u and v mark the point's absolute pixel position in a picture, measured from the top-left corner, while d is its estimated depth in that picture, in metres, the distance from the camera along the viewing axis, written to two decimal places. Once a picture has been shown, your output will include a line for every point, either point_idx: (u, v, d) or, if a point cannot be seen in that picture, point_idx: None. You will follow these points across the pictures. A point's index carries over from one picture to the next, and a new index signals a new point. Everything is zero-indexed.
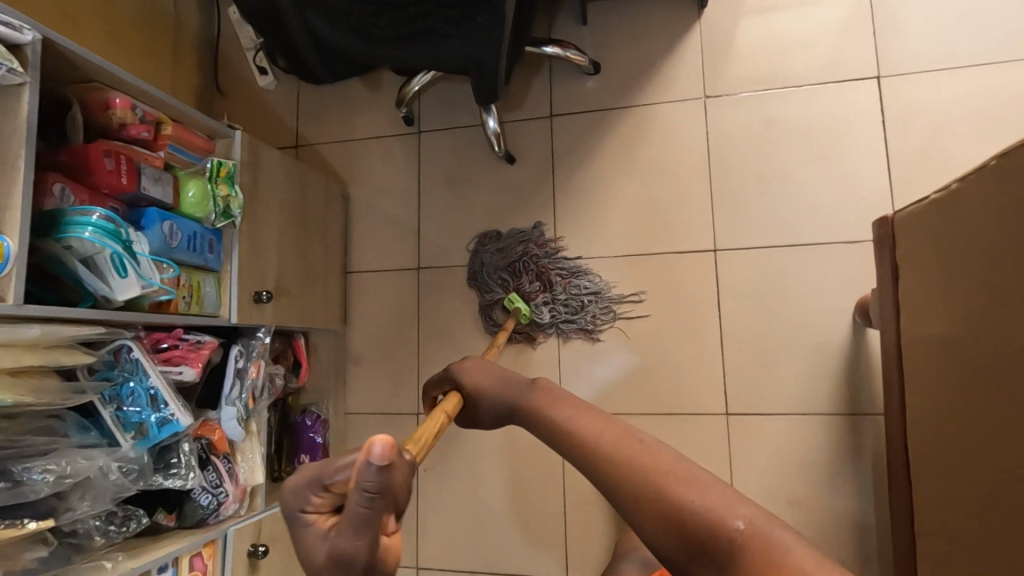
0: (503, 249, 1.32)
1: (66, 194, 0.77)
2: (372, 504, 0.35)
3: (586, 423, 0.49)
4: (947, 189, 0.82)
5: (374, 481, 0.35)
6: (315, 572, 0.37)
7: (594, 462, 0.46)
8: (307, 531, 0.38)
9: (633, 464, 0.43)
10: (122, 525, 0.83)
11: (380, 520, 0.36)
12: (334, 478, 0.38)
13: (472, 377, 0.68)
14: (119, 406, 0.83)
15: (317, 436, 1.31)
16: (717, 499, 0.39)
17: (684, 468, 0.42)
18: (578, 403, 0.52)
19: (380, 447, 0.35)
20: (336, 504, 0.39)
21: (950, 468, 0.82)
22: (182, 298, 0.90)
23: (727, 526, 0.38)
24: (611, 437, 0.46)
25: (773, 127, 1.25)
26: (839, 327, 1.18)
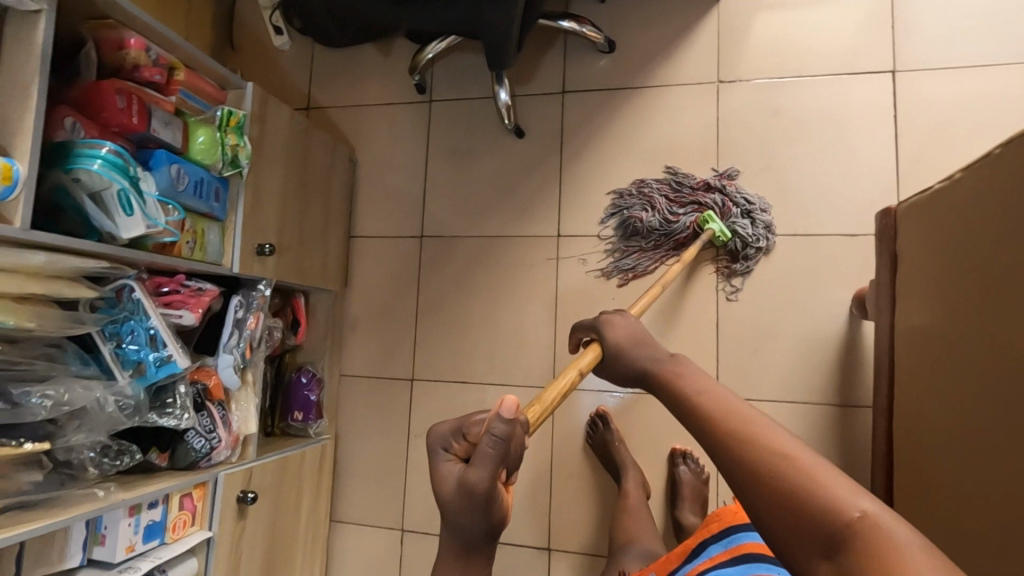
0: (620, 201, 1.29)
1: (77, 128, 0.78)
2: (498, 445, 0.54)
3: (718, 404, 0.55)
4: (952, 179, 0.83)
5: (500, 428, 0.53)
6: (445, 492, 0.56)
7: (718, 443, 0.52)
8: (449, 463, 0.58)
9: (754, 448, 0.49)
10: (115, 458, 0.84)
11: (500, 459, 0.54)
12: (473, 428, 0.59)
13: (616, 333, 0.76)
14: (119, 343, 0.85)
15: (312, 394, 1.30)
16: (838, 491, 0.44)
17: (808, 456, 0.47)
18: (714, 385, 0.58)
19: (508, 403, 0.53)
20: (464, 453, 0.59)
21: (937, 458, 0.83)
22: (187, 242, 0.91)
23: (844, 513, 0.43)
24: (737, 422, 0.52)
25: (783, 115, 1.25)
26: (833, 319, 1.18)
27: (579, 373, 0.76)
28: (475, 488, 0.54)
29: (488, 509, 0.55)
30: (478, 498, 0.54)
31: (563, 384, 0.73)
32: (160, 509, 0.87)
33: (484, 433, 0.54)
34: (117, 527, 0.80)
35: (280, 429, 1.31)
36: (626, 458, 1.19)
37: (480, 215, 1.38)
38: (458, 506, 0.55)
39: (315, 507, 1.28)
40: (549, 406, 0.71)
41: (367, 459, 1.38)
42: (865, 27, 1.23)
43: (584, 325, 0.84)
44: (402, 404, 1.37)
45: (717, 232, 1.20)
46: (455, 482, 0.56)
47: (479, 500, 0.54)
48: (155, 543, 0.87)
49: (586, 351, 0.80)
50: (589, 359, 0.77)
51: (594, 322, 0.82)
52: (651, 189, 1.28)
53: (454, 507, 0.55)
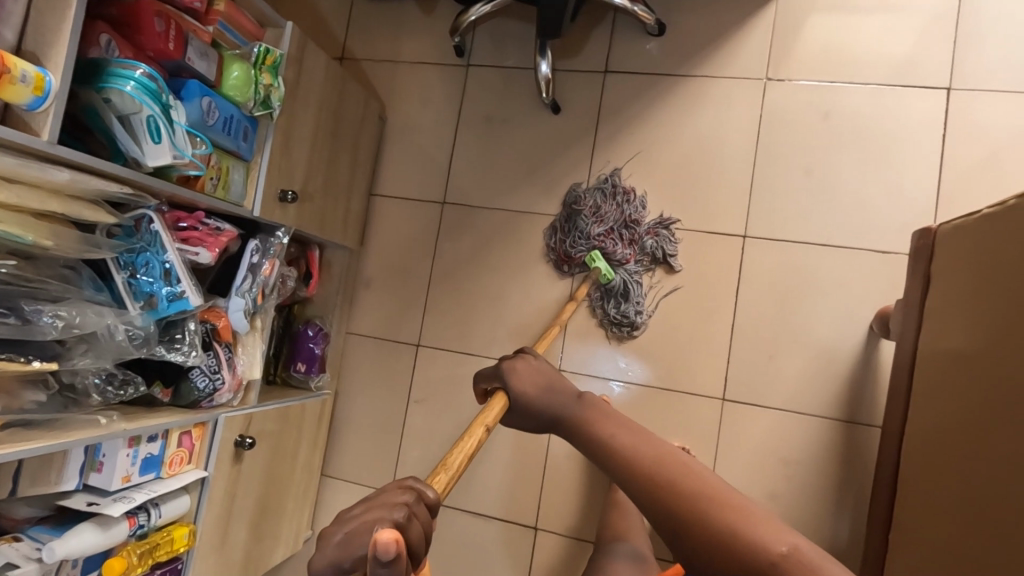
0: (598, 213, 1.25)
1: (112, 47, 0.75)
2: None
3: (642, 449, 0.55)
4: (1004, 205, 0.80)
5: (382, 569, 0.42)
6: None
7: (643, 485, 0.53)
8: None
9: (689, 496, 0.50)
10: (120, 388, 0.84)
11: None
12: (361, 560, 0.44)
13: (522, 384, 0.66)
14: (132, 274, 0.84)
15: (317, 348, 1.29)
16: (765, 528, 0.47)
17: (733, 498, 0.50)
18: (631, 428, 0.58)
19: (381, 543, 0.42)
20: None
21: (949, 484, 0.81)
22: (210, 179, 0.89)
23: (774, 549, 0.46)
24: (668, 465, 0.53)
25: (829, 121, 1.21)
26: (852, 334, 1.17)
27: (487, 431, 0.64)
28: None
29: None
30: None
31: (470, 448, 0.62)
32: (158, 443, 0.86)
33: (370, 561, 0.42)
34: (115, 456, 0.80)
35: (282, 378, 1.31)
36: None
37: (506, 187, 1.35)
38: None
39: (309, 459, 1.28)
40: (458, 471, 0.59)
41: (366, 418, 1.37)
42: (927, 40, 1.19)
43: (484, 373, 0.72)
44: (405, 368, 1.36)
45: (601, 271, 1.23)
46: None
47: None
48: (152, 476, 0.87)
49: (491, 403, 0.66)
50: (495, 411, 0.65)
51: (496, 368, 0.69)
52: (617, 193, 1.27)
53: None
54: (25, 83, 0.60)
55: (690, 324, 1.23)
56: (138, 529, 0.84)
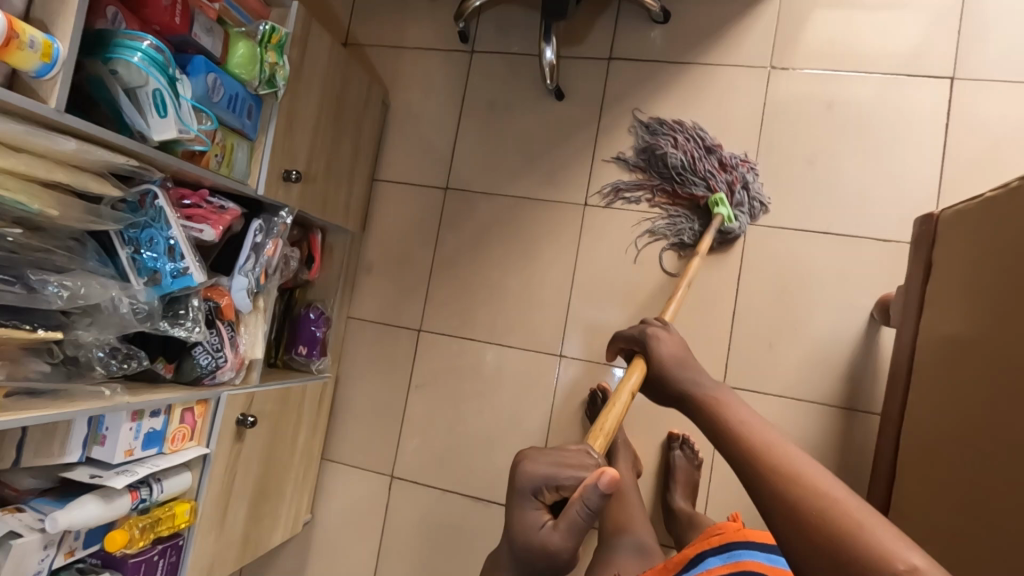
0: (710, 172, 1.22)
1: (118, 19, 0.76)
2: (585, 512, 0.59)
3: (771, 446, 0.57)
4: (1006, 187, 0.81)
5: (594, 498, 0.59)
6: (529, 538, 0.61)
7: (754, 472, 0.55)
8: (536, 512, 0.62)
9: (803, 493, 0.51)
10: (123, 362, 0.84)
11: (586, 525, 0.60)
12: (565, 484, 0.62)
13: (660, 351, 0.84)
14: (136, 249, 0.84)
15: (318, 331, 1.30)
16: (885, 540, 0.45)
17: (856, 508, 0.48)
18: (762, 425, 0.61)
19: (606, 479, 0.58)
20: (549, 500, 0.63)
21: (947, 466, 0.82)
22: (215, 155, 0.89)
23: (890, 562, 0.43)
24: (794, 465, 0.54)
25: (832, 110, 1.21)
26: (852, 322, 1.17)
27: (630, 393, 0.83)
28: (561, 542, 0.60)
29: (564, 560, 0.62)
30: (562, 550, 0.61)
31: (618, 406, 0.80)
32: (161, 419, 0.87)
33: (577, 498, 0.59)
34: (118, 429, 0.80)
35: (282, 362, 1.31)
36: (618, 437, 1.18)
37: (509, 174, 1.35)
38: (542, 554, 0.61)
39: (309, 441, 1.28)
40: (612, 431, 0.77)
41: (366, 403, 1.38)
42: (931, 29, 1.19)
43: (628, 337, 0.92)
44: (406, 353, 1.37)
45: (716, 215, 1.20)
46: (542, 533, 0.61)
47: (563, 552, 0.61)
48: (154, 452, 0.87)
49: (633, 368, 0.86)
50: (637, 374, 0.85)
51: (640, 337, 0.89)
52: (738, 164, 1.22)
53: (531, 550, 0.61)
54: (33, 50, 0.60)
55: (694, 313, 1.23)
56: (140, 503, 0.84)
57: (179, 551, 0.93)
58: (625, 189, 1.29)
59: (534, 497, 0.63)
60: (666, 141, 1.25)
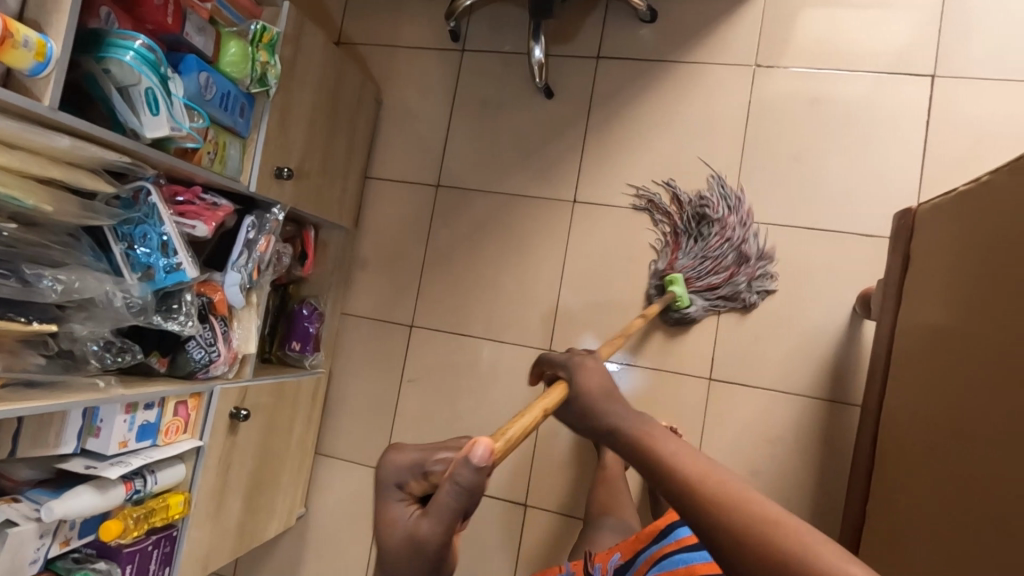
0: (722, 259, 1.21)
1: (111, 19, 0.77)
2: (458, 499, 0.43)
3: (686, 461, 0.50)
4: (979, 182, 0.83)
5: (469, 478, 0.42)
6: (387, 544, 0.45)
7: (711, 512, 0.47)
8: (400, 506, 0.46)
9: (745, 518, 0.46)
10: (117, 355, 0.86)
11: (458, 515, 0.43)
12: (436, 468, 0.46)
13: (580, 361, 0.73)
14: (130, 245, 0.86)
15: (311, 327, 1.31)
16: (828, 556, 0.43)
17: (794, 522, 0.45)
18: (695, 452, 0.51)
19: (481, 451, 0.42)
20: (419, 492, 0.47)
21: (922, 454, 0.84)
22: (207, 153, 0.91)
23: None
24: (720, 480, 0.48)
25: (817, 107, 1.23)
26: (836, 316, 1.19)
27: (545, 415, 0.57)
28: (429, 537, 0.43)
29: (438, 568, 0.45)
30: (432, 551, 0.43)
31: (526, 424, 0.54)
32: (155, 411, 0.88)
33: (444, 480, 0.43)
34: (112, 421, 0.82)
35: (277, 357, 1.32)
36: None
37: (500, 171, 1.37)
38: (406, 561, 0.44)
39: (303, 436, 1.30)
40: (515, 442, 0.51)
41: (359, 398, 1.39)
42: (914, 26, 1.20)
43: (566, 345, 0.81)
44: (399, 348, 1.38)
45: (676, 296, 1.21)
46: (404, 531, 0.44)
47: (433, 554, 0.43)
48: (148, 444, 0.88)
49: (551, 390, 0.62)
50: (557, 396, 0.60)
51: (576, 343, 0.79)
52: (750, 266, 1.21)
53: (394, 559, 0.44)
54: (27, 49, 0.62)
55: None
56: (134, 494, 0.86)
57: (174, 542, 0.95)
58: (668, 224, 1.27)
59: (398, 486, 0.46)
60: (717, 200, 1.24)
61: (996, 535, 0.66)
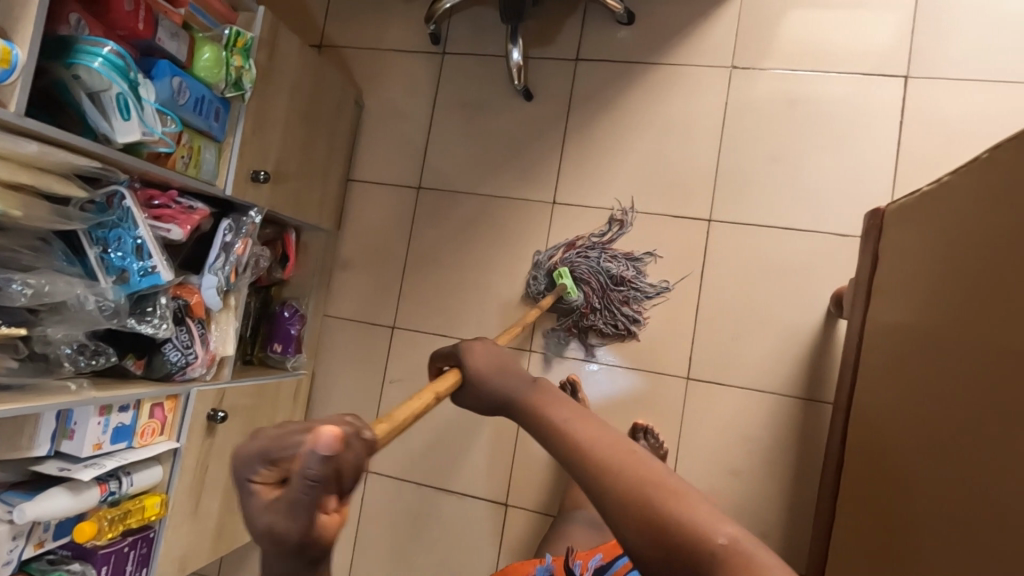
0: (598, 313, 1.25)
1: (82, 26, 0.78)
2: (314, 486, 0.35)
3: (577, 427, 0.49)
4: (940, 182, 0.84)
5: (319, 466, 0.35)
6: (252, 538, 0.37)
7: (590, 466, 0.46)
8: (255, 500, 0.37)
9: (626, 478, 0.45)
10: (91, 358, 0.86)
11: (319, 502, 0.36)
12: (288, 454, 0.37)
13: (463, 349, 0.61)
14: (105, 249, 0.87)
15: (293, 329, 1.32)
16: (705, 516, 0.42)
17: (676, 484, 0.44)
18: (581, 408, 0.51)
19: (326, 436, 0.35)
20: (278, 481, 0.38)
21: (887, 451, 0.85)
22: (181, 157, 0.92)
23: (712, 540, 0.41)
24: (609, 443, 0.47)
25: (792, 108, 1.24)
26: (812, 315, 1.20)
27: (435, 399, 0.57)
28: (288, 533, 0.36)
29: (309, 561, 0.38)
30: (296, 546, 0.36)
31: (415, 412, 0.55)
32: (130, 413, 0.89)
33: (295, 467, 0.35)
34: (86, 423, 0.82)
35: (259, 358, 1.33)
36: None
37: (480, 173, 1.38)
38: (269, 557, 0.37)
39: None
40: (399, 427, 0.52)
41: (342, 399, 1.40)
42: (887, 27, 1.21)
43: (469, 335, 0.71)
44: (381, 349, 1.39)
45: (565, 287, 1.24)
46: (262, 525, 0.36)
47: (297, 548, 0.36)
48: (123, 446, 0.89)
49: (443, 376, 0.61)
50: (449, 382, 0.59)
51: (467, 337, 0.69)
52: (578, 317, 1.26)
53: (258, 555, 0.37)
54: None
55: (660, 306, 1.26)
56: (109, 496, 0.86)
57: (151, 543, 0.95)
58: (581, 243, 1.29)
59: (249, 481, 0.37)
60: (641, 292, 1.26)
61: (956, 530, 0.66)
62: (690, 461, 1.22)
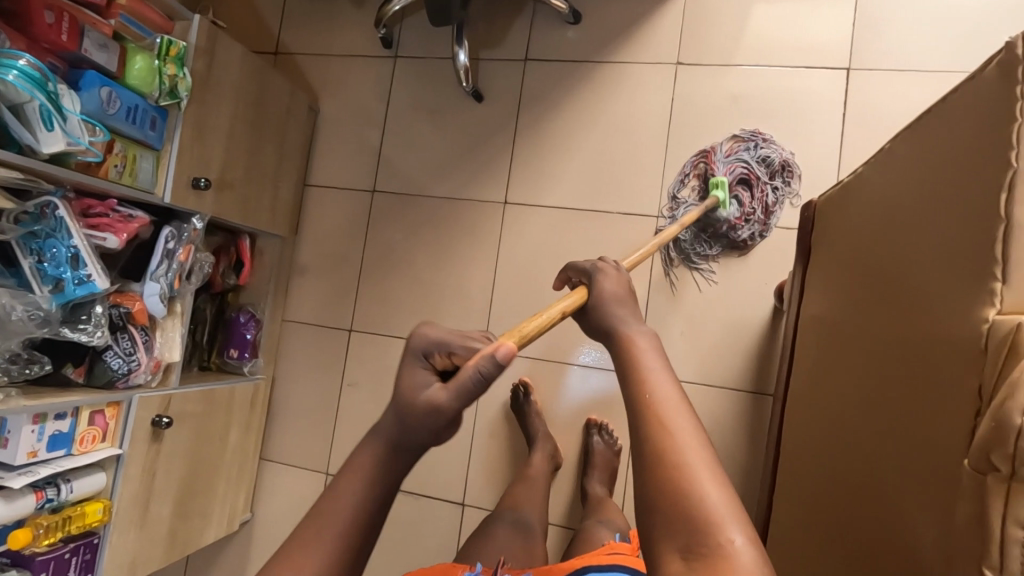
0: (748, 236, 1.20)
1: (1, 39, 0.80)
2: (478, 382, 0.50)
3: (664, 394, 0.50)
4: (856, 174, 0.84)
5: (492, 366, 0.50)
6: (410, 402, 0.51)
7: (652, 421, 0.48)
8: (421, 374, 0.52)
9: (669, 445, 0.46)
10: (24, 367, 0.88)
11: (478, 393, 0.51)
12: (461, 349, 0.52)
13: (603, 285, 0.65)
14: (40, 259, 0.88)
15: (249, 333, 1.33)
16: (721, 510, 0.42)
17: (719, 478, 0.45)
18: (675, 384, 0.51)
19: (505, 350, 0.50)
20: (440, 368, 0.53)
21: (815, 443, 0.85)
22: (114, 165, 0.93)
23: (723, 533, 0.42)
24: (674, 413, 0.48)
25: (736, 104, 1.25)
26: (759, 308, 1.20)
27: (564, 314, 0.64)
28: (444, 404, 0.50)
29: (443, 430, 0.52)
30: (447, 415, 0.51)
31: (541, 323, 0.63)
32: (68, 421, 0.90)
33: (471, 363, 0.50)
34: (19, 432, 0.83)
35: (216, 364, 1.34)
36: (538, 429, 1.23)
37: (433, 175, 1.39)
38: (423, 420, 0.50)
39: (241, 441, 1.31)
40: (529, 338, 0.61)
41: (301, 402, 1.41)
42: (828, 20, 1.22)
43: (576, 266, 0.71)
44: (338, 352, 1.40)
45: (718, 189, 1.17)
46: (425, 396, 0.51)
47: (447, 417, 0.51)
48: (61, 453, 0.90)
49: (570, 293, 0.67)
50: (574, 300, 0.65)
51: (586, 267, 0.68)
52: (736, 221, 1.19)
53: (414, 419, 0.51)
54: None
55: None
56: (47, 503, 0.88)
57: (95, 549, 0.96)
58: (777, 207, 1.20)
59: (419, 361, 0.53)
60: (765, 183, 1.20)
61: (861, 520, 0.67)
62: None
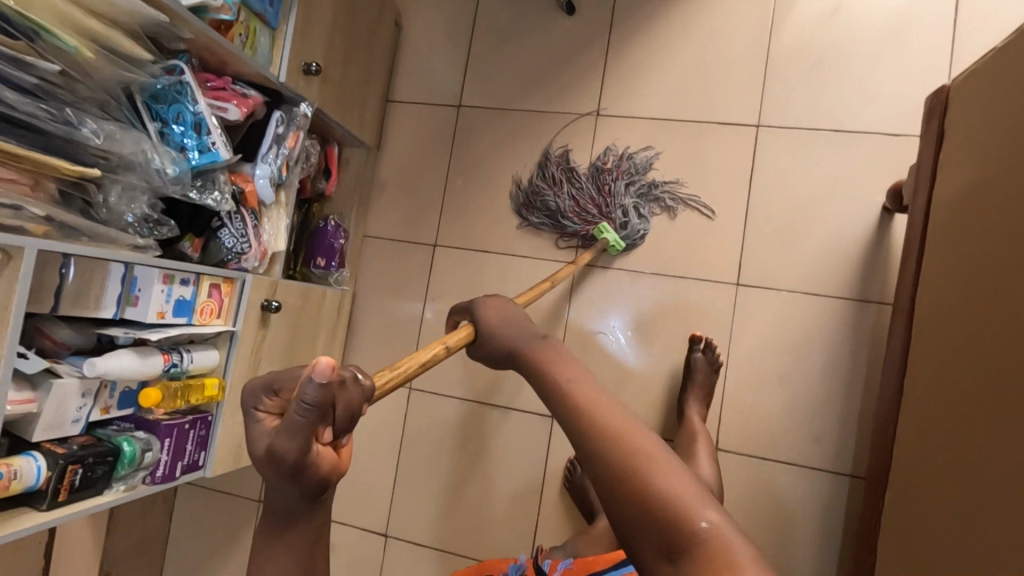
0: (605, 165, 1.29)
1: None
2: (309, 415, 0.42)
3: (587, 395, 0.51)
4: (1009, 40, 0.82)
5: (313, 393, 0.41)
6: (254, 461, 0.44)
7: (586, 426, 0.49)
8: (260, 424, 0.45)
9: (610, 449, 0.47)
10: (154, 228, 0.86)
11: (314, 426, 0.42)
12: (286, 382, 0.45)
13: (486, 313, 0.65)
14: (164, 125, 0.87)
15: (336, 242, 1.30)
16: (679, 491, 0.44)
17: (662, 459, 0.46)
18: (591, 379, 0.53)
19: (320, 365, 0.41)
20: (278, 409, 0.46)
21: (958, 314, 0.83)
22: (239, 33, 0.92)
23: (689, 520, 0.43)
24: (606, 413, 0.50)
25: (841, 12, 1.22)
26: (865, 216, 1.18)
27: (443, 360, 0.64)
28: (282, 454, 0.42)
29: (301, 482, 0.44)
30: (289, 465, 0.42)
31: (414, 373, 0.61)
32: (191, 288, 0.89)
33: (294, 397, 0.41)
34: (150, 290, 0.82)
35: (300, 274, 1.30)
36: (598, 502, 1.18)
37: (521, 89, 1.37)
38: (269, 474, 0.43)
39: (327, 350, 1.30)
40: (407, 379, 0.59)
41: (381, 317, 1.39)
42: None
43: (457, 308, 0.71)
44: (420, 267, 1.39)
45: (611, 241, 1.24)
46: (264, 445, 0.44)
47: (291, 466, 0.42)
48: (183, 321, 0.89)
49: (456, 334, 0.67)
50: (461, 335, 0.66)
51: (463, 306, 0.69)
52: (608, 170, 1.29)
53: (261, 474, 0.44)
54: None
55: (682, 202, 1.26)
56: (171, 367, 0.86)
57: (209, 427, 0.95)
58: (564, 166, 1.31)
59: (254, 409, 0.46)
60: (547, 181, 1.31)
61: None
62: (739, 367, 1.21)
